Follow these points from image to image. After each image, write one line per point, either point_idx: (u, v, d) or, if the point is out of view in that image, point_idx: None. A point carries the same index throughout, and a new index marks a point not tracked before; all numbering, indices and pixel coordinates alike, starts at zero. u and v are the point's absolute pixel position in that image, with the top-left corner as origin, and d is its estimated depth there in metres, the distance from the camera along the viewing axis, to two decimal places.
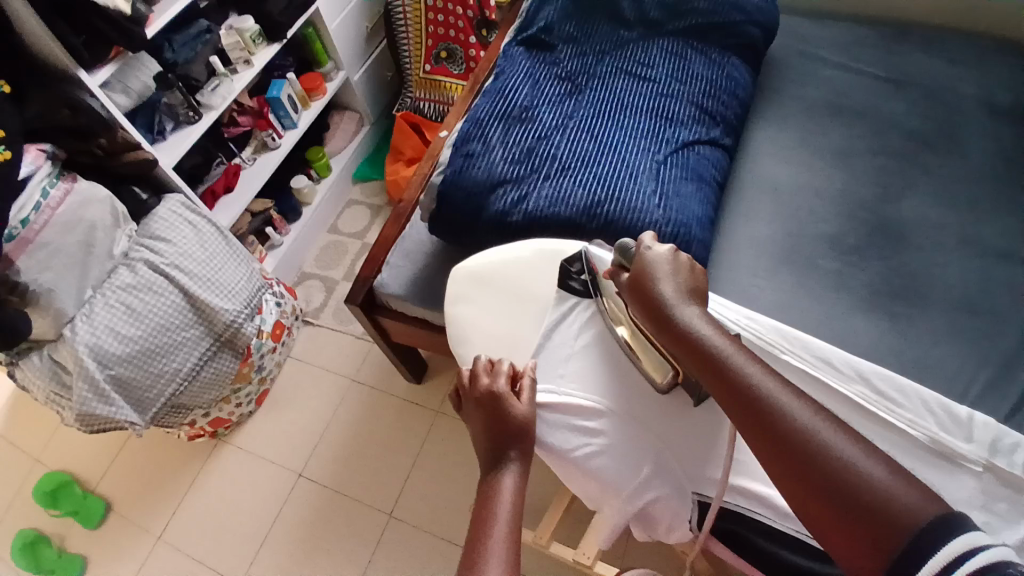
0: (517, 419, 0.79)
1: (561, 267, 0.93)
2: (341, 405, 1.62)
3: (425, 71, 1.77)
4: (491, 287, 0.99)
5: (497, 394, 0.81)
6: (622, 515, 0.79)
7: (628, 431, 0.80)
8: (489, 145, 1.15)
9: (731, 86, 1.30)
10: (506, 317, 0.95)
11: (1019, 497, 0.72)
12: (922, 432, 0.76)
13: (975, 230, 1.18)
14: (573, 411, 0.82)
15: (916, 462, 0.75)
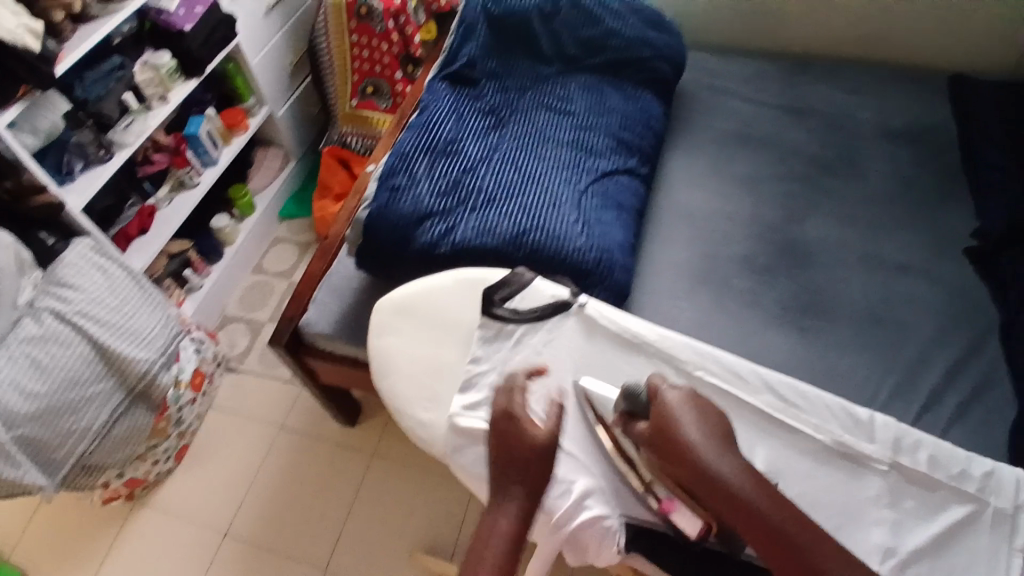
0: (532, 447, 0.74)
1: (485, 295, 0.91)
2: (270, 452, 1.55)
3: (351, 106, 1.77)
4: (416, 317, 0.95)
5: (518, 421, 0.76)
6: (553, 539, 0.79)
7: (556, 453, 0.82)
8: (414, 178, 1.15)
9: (644, 118, 1.38)
10: (432, 348, 0.92)
11: (921, 491, 0.78)
12: (830, 436, 0.80)
13: (870, 245, 1.29)
14: None
15: (829, 467, 0.79)
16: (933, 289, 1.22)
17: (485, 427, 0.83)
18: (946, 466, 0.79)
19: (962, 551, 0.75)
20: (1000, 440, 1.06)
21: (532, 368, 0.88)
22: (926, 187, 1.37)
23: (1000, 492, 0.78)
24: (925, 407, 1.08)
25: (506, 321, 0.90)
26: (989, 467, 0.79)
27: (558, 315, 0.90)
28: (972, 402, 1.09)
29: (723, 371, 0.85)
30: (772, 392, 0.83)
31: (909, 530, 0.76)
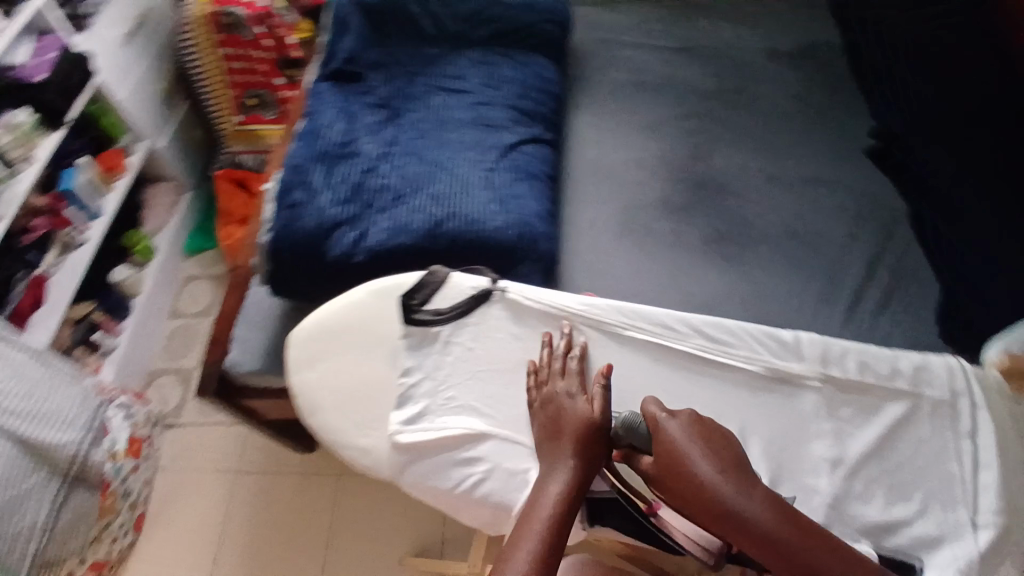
0: (582, 414, 0.75)
1: (403, 302, 0.87)
2: (232, 500, 1.48)
3: (236, 123, 1.68)
4: (335, 339, 0.88)
5: (565, 392, 0.78)
6: None
7: (507, 447, 0.78)
8: (313, 191, 1.09)
9: (541, 82, 1.33)
10: (357, 366, 0.85)
11: (853, 397, 0.81)
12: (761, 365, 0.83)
13: (775, 167, 1.33)
14: (451, 445, 0.78)
15: (767, 395, 0.82)
16: (840, 195, 1.28)
17: (428, 439, 0.78)
18: (874, 368, 0.82)
19: (909, 442, 0.79)
20: (924, 324, 1.12)
21: (467, 365, 0.83)
22: (818, 98, 1.42)
23: (932, 382, 0.81)
24: (851, 307, 1.14)
25: (430, 325, 0.85)
26: (914, 359, 0.83)
27: (481, 306, 0.86)
28: (893, 293, 1.15)
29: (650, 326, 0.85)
30: (700, 336, 0.85)
31: (855, 436, 0.79)
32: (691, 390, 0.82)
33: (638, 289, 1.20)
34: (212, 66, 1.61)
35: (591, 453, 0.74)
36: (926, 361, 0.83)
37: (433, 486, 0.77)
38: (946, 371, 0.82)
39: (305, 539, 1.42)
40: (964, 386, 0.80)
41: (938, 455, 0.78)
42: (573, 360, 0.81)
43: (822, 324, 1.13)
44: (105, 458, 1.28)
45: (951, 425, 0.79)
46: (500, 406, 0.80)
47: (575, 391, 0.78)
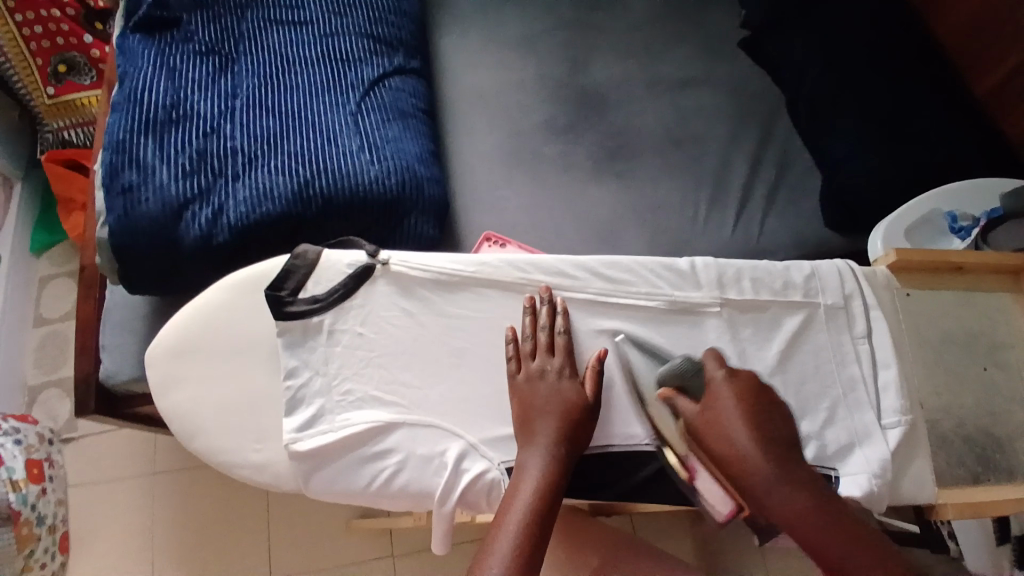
0: (573, 397, 0.72)
1: (269, 298, 0.74)
2: (156, 504, 1.36)
3: (49, 97, 1.33)
4: (203, 353, 0.78)
5: (555, 374, 0.73)
6: (443, 515, 0.73)
7: (419, 432, 0.73)
8: (147, 169, 0.94)
9: (392, 4, 1.21)
10: (234, 381, 0.77)
11: (759, 316, 0.80)
12: (660, 299, 0.79)
13: (653, 70, 1.31)
14: (356, 442, 0.73)
15: (668, 329, 0.79)
16: (717, 94, 1.28)
17: (332, 441, 0.72)
18: (772, 282, 0.80)
19: (807, 348, 0.79)
20: (808, 210, 1.17)
21: (364, 351, 0.75)
22: None
23: (824, 288, 0.81)
24: (740, 207, 1.16)
25: (308, 316, 0.75)
26: (808, 267, 0.82)
27: (361, 284, 0.75)
28: (778, 186, 1.19)
29: (547, 276, 0.78)
30: (598, 277, 0.79)
31: (756, 355, 0.79)
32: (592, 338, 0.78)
33: (536, 219, 1.16)
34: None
35: (576, 441, 0.71)
36: (818, 267, 0.82)
37: (348, 488, 0.72)
38: (836, 274, 0.81)
39: (242, 531, 1.35)
40: (852, 286, 0.80)
41: (838, 354, 0.79)
42: (559, 338, 0.76)
43: (717, 226, 1.15)
44: (5, 489, 1.14)
45: (846, 329, 0.80)
46: (406, 390, 0.74)
47: (567, 372, 0.73)
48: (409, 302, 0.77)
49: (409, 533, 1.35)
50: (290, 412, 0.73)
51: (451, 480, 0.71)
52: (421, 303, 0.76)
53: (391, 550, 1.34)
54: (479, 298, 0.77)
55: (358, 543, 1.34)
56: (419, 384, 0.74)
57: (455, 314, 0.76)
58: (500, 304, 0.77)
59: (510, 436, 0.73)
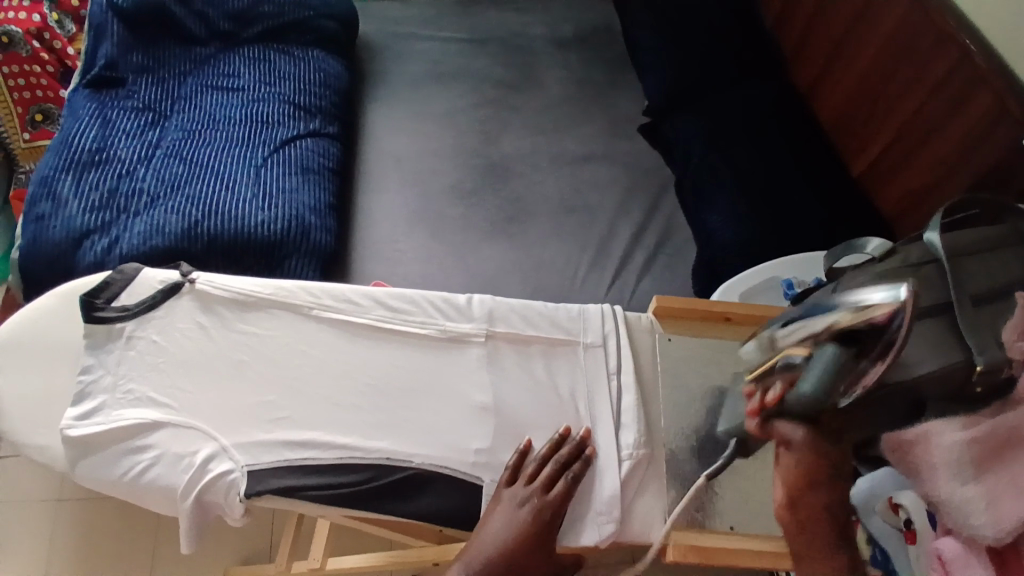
0: (530, 547, 0.67)
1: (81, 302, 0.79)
2: (49, 536, 1.38)
3: (25, 140, 1.51)
4: (15, 350, 0.81)
5: (528, 513, 0.68)
6: (188, 517, 0.71)
7: (181, 433, 0.73)
8: (60, 201, 1.06)
9: (321, 77, 1.35)
10: (45, 376, 0.79)
11: (537, 350, 0.81)
12: (433, 328, 0.80)
13: (560, 145, 1.41)
14: (123, 435, 0.73)
15: (437, 360, 0.79)
16: (614, 169, 1.38)
17: (100, 434, 0.73)
18: (547, 320, 0.82)
19: (565, 374, 0.80)
20: (683, 279, 1.23)
21: (157, 356, 0.78)
22: (598, 82, 1.52)
23: (587, 327, 0.82)
24: (617, 270, 1.23)
25: (115, 322, 0.79)
26: (575, 305, 0.85)
27: (168, 298, 0.80)
28: (657, 253, 1.26)
29: (337, 303, 0.81)
30: (382, 306, 0.81)
31: (512, 383, 0.78)
32: (355, 361, 0.78)
33: (426, 271, 1.23)
34: None
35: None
36: (583, 306, 0.84)
37: (107, 482, 0.73)
38: (599, 316, 0.83)
39: (124, 566, 1.35)
40: (610, 326, 0.82)
41: (603, 391, 0.79)
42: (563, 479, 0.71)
43: (595, 287, 1.21)
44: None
45: (602, 364, 0.80)
46: (182, 394, 0.76)
47: (540, 516, 0.68)
48: (207, 317, 0.80)
49: None
50: (73, 403, 0.75)
51: (194, 480, 0.71)
52: (215, 321, 0.80)
53: None
54: (264, 319, 0.80)
55: None
56: (194, 389, 0.76)
57: (243, 331, 0.80)
58: (282, 324, 0.80)
59: (262, 443, 0.73)
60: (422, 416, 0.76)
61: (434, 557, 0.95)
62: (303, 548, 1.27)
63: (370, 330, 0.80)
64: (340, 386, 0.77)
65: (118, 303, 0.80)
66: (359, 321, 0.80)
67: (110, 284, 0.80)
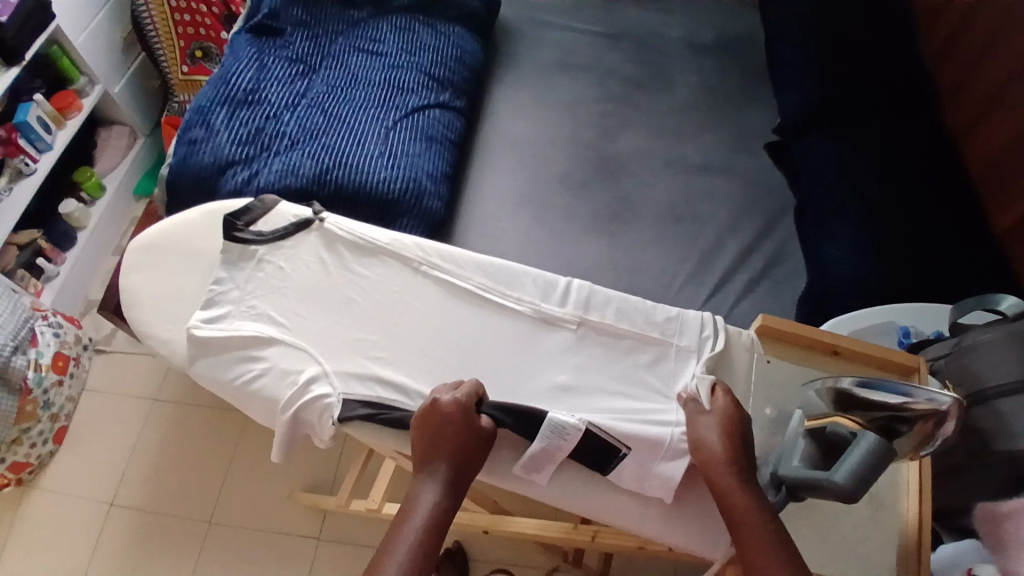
0: (465, 433, 0.71)
1: (226, 221, 0.87)
2: (146, 426, 1.56)
3: (182, 72, 1.68)
4: (161, 250, 0.91)
5: (453, 402, 0.73)
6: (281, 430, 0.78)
7: (290, 351, 0.80)
8: (213, 129, 1.16)
9: (458, 52, 1.40)
10: (176, 278, 0.89)
11: (623, 344, 0.81)
12: (530, 307, 0.83)
13: (679, 151, 1.39)
14: (242, 343, 0.81)
15: (528, 338, 0.81)
16: (730, 183, 1.34)
17: (222, 338, 0.81)
18: (643, 317, 0.83)
19: (652, 372, 0.80)
20: (787, 308, 1.17)
21: (280, 282, 0.85)
22: (729, 92, 1.47)
23: (683, 331, 0.82)
24: (716, 287, 1.19)
25: (249, 244, 0.87)
26: (675, 307, 0.84)
27: (299, 231, 0.88)
28: (762, 277, 1.20)
29: (443, 262, 0.85)
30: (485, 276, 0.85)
31: (595, 370, 0.80)
32: (450, 321, 0.82)
33: (523, 254, 1.25)
34: (156, 12, 1.62)
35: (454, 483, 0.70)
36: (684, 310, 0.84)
37: (219, 382, 0.81)
38: (698, 322, 0.83)
39: (202, 467, 1.50)
40: (707, 336, 0.82)
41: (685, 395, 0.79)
42: (467, 381, 0.76)
43: (691, 298, 1.18)
44: (28, 366, 1.39)
45: (690, 369, 0.80)
46: (295, 316, 0.83)
47: (463, 404, 0.72)
48: (328, 257, 0.87)
49: (340, 521, 1.42)
50: (204, 307, 0.84)
51: (296, 397, 0.77)
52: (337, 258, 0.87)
53: (319, 531, 1.41)
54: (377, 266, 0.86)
55: (295, 514, 1.43)
56: (308, 316, 0.82)
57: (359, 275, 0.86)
58: (390, 273, 0.86)
59: (359, 376, 0.78)
60: (504, 383, 0.79)
61: (484, 525, 1.02)
62: (363, 488, 1.35)
63: (472, 296, 0.84)
64: (433, 341, 0.81)
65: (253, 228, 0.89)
66: (461, 285, 0.84)
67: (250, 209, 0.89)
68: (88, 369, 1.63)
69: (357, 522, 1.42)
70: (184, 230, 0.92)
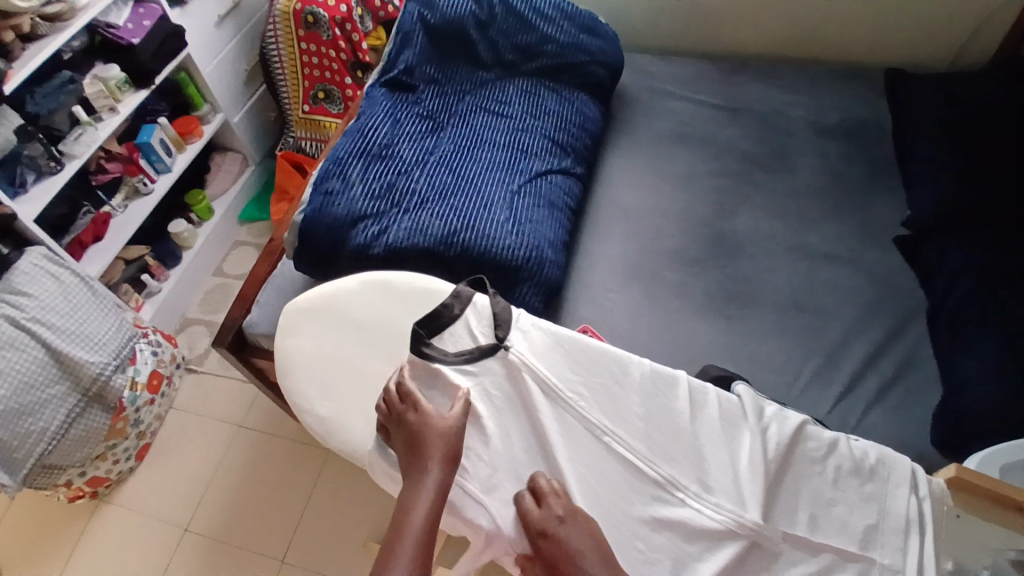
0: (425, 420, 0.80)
1: (412, 331, 0.87)
2: (228, 452, 1.57)
3: (303, 111, 1.77)
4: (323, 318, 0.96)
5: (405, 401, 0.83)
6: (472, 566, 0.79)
7: (474, 505, 0.78)
8: (348, 182, 1.20)
9: (581, 120, 1.41)
10: (332, 347, 0.94)
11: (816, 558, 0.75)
12: (729, 516, 0.75)
13: (802, 238, 1.35)
14: None
15: (729, 554, 0.73)
16: (855, 277, 1.29)
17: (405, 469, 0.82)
18: (840, 525, 0.77)
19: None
20: (920, 420, 1.10)
21: (443, 370, 0.86)
22: (855, 180, 1.43)
23: (886, 548, 0.76)
24: (843, 392, 1.14)
25: (433, 360, 0.87)
26: (871, 508, 0.78)
27: (488, 357, 0.86)
28: (893, 385, 1.15)
29: (633, 439, 0.81)
30: (680, 469, 0.79)
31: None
32: (637, 516, 0.77)
33: (634, 330, 1.22)
34: (287, 52, 1.69)
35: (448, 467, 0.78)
36: (884, 509, 0.78)
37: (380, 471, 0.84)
38: (902, 519, 0.78)
39: (278, 503, 1.50)
40: (911, 543, 0.76)
41: None
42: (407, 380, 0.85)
43: (817, 401, 1.13)
44: (125, 385, 1.40)
45: None
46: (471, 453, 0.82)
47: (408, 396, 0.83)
48: (512, 391, 0.85)
49: None
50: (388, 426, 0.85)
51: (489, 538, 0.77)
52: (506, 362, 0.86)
53: None
54: (556, 428, 0.82)
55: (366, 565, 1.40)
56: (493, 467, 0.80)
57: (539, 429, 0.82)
58: (569, 437, 0.81)
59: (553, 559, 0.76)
60: None
61: None
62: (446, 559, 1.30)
63: (659, 490, 0.78)
64: (620, 535, 0.76)
65: (437, 342, 0.88)
66: (648, 473, 0.79)
67: (437, 325, 0.89)
68: (177, 386, 1.67)
69: None
70: (340, 297, 0.97)
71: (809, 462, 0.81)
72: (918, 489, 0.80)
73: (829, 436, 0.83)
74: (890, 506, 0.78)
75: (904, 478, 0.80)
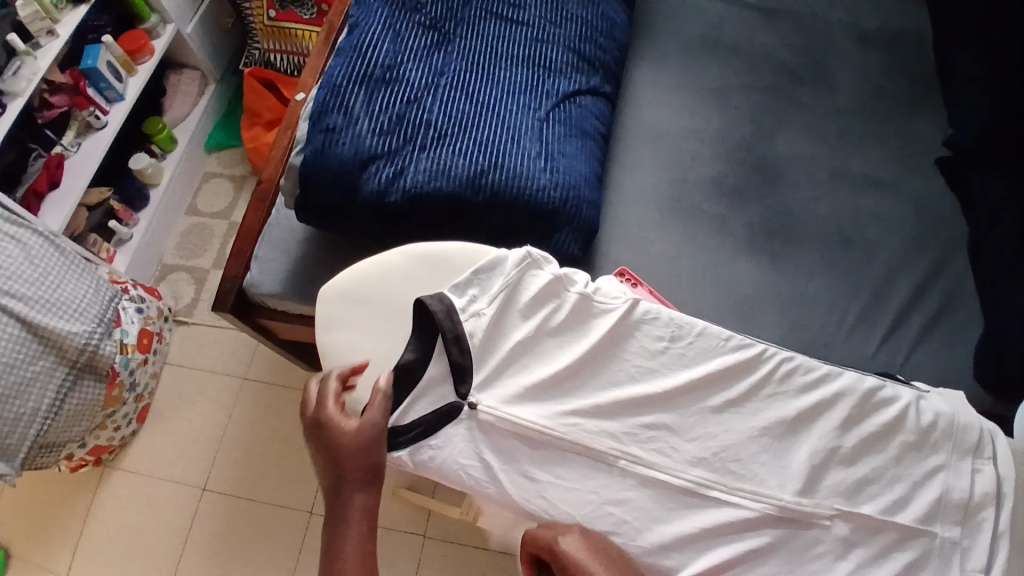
0: (345, 441, 0.76)
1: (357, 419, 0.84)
2: (236, 408, 1.49)
3: (269, 18, 1.52)
4: (364, 306, 0.93)
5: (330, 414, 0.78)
6: None
7: None
8: (351, 116, 1.03)
9: (607, 26, 1.23)
10: (381, 335, 0.91)
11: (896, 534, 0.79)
12: (769, 504, 0.80)
13: (846, 161, 1.25)
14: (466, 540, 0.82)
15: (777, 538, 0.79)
16: (901, 203, 1.21)
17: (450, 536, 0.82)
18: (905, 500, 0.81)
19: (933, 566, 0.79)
20: (965, 354, 1.09)
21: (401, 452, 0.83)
22: (902, 92, 1.31)
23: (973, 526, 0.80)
24: (891, 328, 1.10)
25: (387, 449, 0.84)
26: (937, 483, 0.82)
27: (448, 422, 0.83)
28: (940, 318, 1.11)
29: (644, 452, 0.82)
30: (704, 465, 0.82)
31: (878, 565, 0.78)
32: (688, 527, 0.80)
33: (674, 272, 1.14)
34: None
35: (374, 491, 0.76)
36: (972, 484, 0.82)
37: None
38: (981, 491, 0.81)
39: (291, 460, 1.44)
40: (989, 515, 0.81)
41: None
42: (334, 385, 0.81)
43: (864, 339, 1.10)
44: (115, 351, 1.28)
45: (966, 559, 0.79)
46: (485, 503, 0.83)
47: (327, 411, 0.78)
48: (496, 442, 0.83)
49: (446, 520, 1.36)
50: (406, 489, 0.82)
51: None
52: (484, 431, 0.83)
53: (425, 527, 1.36)
54: (559, 464, 0.82)
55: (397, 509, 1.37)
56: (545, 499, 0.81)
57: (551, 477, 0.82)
58: (582, 472, 0.82)
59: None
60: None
61: None
62: None
63: (695, 491, 0.81)
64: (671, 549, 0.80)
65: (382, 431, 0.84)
66: (682, 479, 0.81)
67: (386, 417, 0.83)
68: (168, 342, 1.55)
69: (462, 523, 1.36)
70: (382, 279, 0.94)
71: (877, 439, 0.83)
72: (980, 455, 0.83)
73: (895, 406, 0.85)
74: (954, 479, 0.82)
75: (971, 444, 0.83)
